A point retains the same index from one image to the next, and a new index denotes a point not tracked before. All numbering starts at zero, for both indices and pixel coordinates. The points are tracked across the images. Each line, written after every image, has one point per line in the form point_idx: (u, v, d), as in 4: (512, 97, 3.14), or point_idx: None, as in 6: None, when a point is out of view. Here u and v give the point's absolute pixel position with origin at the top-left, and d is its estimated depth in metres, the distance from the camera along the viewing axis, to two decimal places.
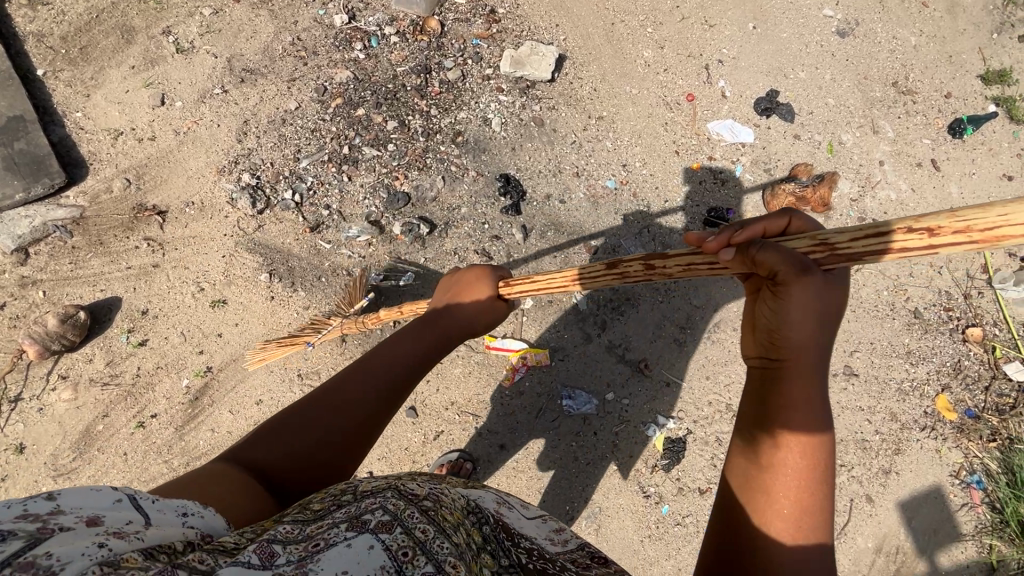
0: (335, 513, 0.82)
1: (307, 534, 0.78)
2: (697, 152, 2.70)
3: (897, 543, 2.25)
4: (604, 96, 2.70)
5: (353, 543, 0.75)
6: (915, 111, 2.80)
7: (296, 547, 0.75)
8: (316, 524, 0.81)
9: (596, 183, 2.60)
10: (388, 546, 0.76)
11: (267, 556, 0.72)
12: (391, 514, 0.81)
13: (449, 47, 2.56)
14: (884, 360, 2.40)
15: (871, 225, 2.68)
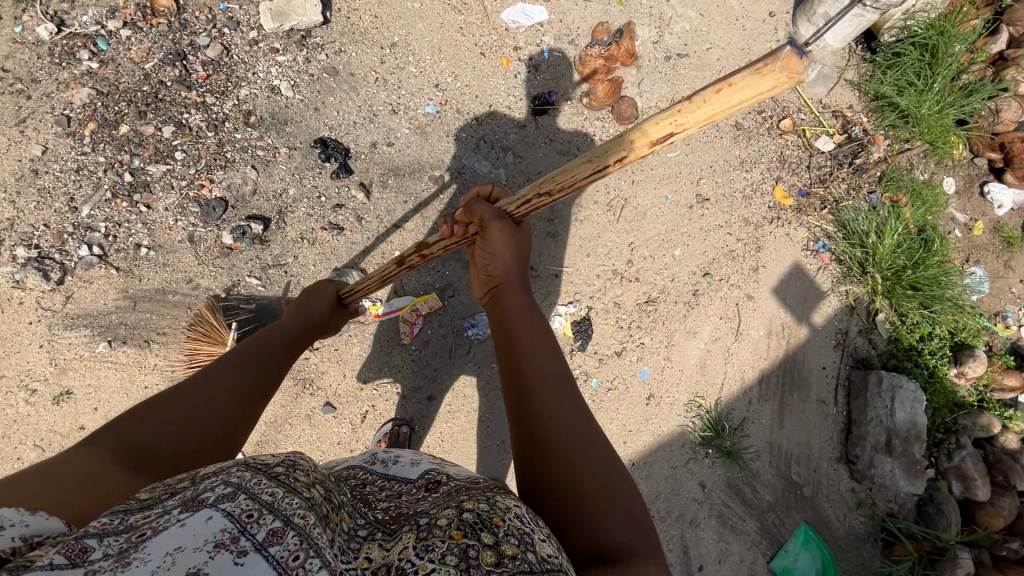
0: (166, 501, 0.77)
1: (130, 523, 0.73)
2: (502, 47, 2.64)
3: (783, 322, 2.56)
4: (388, 20, 2.53)
5: (187, 523, 0.71)
6: None
7: (114, 542, 0.70)
8: (140, 513, 0.75)
9: (416, 112, 2.49)
10: (230, 511, 0.72)
11: (77, 554, 0.66)
12: (233, 484, 0.77)
13: (195, 21, 2.23)
14: (724, 178, 2.65)
15: (678, 61, 2.82)
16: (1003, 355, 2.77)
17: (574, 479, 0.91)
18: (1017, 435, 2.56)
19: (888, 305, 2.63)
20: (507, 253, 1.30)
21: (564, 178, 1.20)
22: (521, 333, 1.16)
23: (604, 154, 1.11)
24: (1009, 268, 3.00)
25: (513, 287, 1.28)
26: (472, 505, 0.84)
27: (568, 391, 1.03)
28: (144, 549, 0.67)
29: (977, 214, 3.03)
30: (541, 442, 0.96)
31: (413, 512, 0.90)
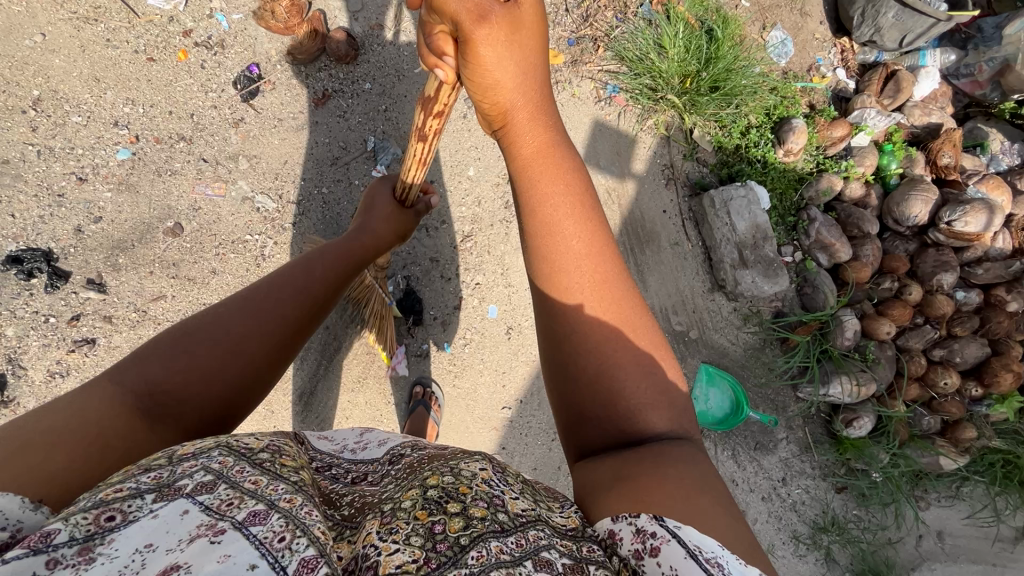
0: (141, 476, 0.65)
1: (102, 497, 0.61)
2: (170, 40, 2.20)
3: (606, 188, 2.39)
4: (16, 75, 2.05)
5: (161, 512, 0.60)
6: None
7: (82, 521, 0.59)
8: (113, 488, 0.63)
9: (108, 166, 2.06)
10: (208, 505, 0.62)
11: (40, 541, 0.55)
12: (215, 472, 0.66)
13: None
14: None
15: None
16: (827, 108, 2.66)
17: (607, 371, 0.91)
18: (860, 182, 2.53)
19: (699, 117, 2.44)
20: (507, 76, 0.91)
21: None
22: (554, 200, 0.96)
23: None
24: (806, 15, 2.82)
25: (530, 128, 0.97)
26: (435, 480, 0.75)
27: (605, 277, 0.95)
28: (111, 543, 0.57)
29: None
30: (577, 340, 0.93)
31: (377, 501, 0.77)
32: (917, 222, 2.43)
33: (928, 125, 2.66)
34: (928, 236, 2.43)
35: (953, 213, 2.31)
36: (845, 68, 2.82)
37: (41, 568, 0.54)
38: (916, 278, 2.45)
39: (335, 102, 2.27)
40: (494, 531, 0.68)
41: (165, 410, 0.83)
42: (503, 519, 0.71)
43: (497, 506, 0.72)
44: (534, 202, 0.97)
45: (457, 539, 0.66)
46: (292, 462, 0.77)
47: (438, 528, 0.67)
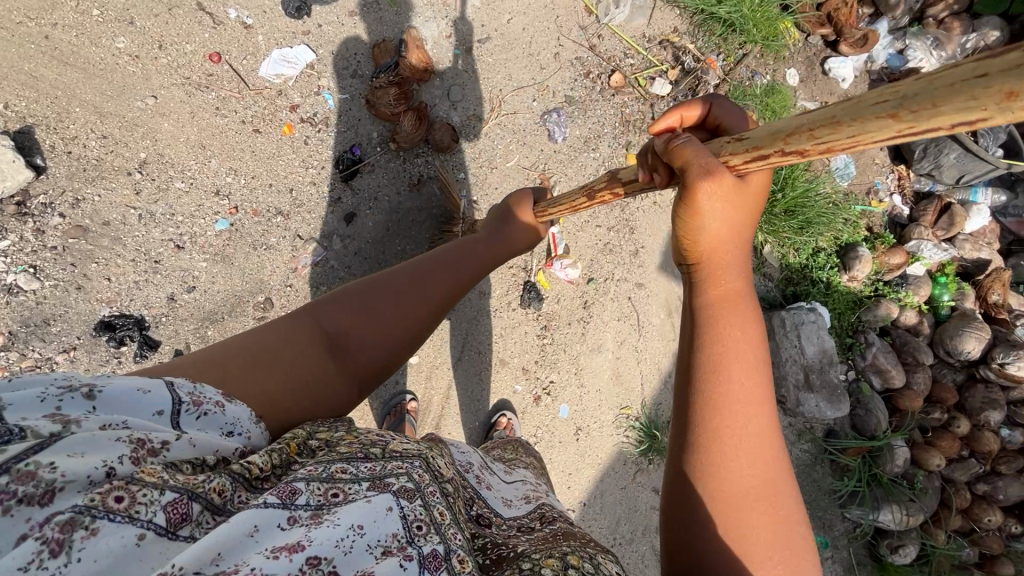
0: (360, 463, 0.84)
1: (332, 472, 0.81)
2: (277, 112, 2.24)
3: (679, 295, 2.45)
4: (124, 136, 2.06)
5: (372, 499, 0.78)
6: None
7: (315, 489, 0.76)
8: (340, 465, 0.83)
9: (204, 235, 2.07)
10: (405, 512, 0.78)
11: (287, 495, 0.73)
12: (415, 483, 0.85)
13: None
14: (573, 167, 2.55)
15: (478, 49, 2.53)
16: (885, 235, 2.78)
17: (735, 508, 0.93)
18: (914, 310, 2.65)
19: (770, 235, 2.54)
20: (712, 230, 1.01)
21: (831, 136, 0.83)
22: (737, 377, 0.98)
23: (928, 114, 0.69)
24: None
25: (722, 269, 1.04)
26: (576, 562, 0.85)
27: (748, 419, 0.97)
28: (335, 513, 0.74)
29: (824, 97, 2.98)
30: (714, 467, 0.95)
31: (514, 553, 0.88)
32: (969, 358, 2.53)
33: (977, 260, 2.80)
34: (978, 370, 2.54)
35: (1007, 355, 2.43)
36: (901, 195, 2.97)
37: (281, 520, 0.70)
38: (963, 410, 2.54)
39: (432, 187, 2.34)
40: None
41: (335, 347, 1.13)
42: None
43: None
44: (710, 330, 1.00)
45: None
46: (456, 491, 0.98)
47: None
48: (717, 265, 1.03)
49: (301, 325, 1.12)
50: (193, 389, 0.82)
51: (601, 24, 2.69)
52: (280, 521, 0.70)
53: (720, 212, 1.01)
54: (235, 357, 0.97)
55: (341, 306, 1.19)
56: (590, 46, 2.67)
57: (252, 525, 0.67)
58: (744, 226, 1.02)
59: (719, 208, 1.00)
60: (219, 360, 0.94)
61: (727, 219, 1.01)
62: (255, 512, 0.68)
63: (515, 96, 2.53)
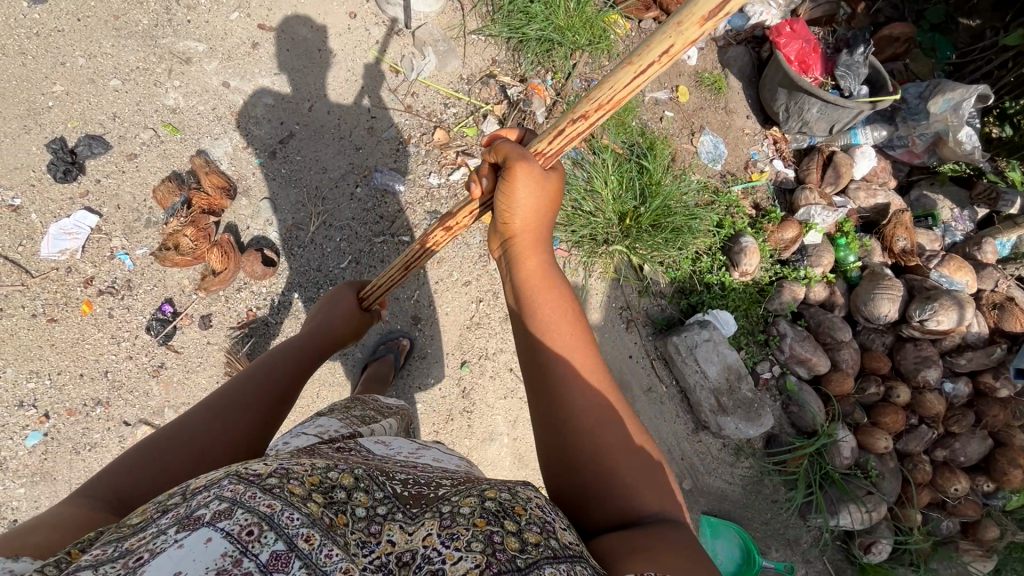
0: (160, 520, 0.65)
1: (126, 548, 0.62)
2: (70, 291, 2.03)
3: None
4: None
5: (184, 539, 0.60)
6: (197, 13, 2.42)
7: (110, 570, 0.59)
8: (133, 534, 0.64)
9: (19, 456, 1.89)
10: (229, 532, 0.61)
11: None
12: (229, 499, 0.65)
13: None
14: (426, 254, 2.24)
15: (283, 148, 2.32)
16: (772, 208, 2.59)
17: (597, 446, 0.88)
18: (822, 283, 2.45)
19: (647, 256, 2.32)
20: (522, 212, 1.02)
21: (602, 95, 1.15)
22: (552, 329, 0.97)
23: (647, 53, 1.05)
24: (731, 112, 2.78)
25: (529, 254, 1.04)
26: (492, 493, 0.75)
27: (592, 372, 0.94)
28: (144, 572, 0.58)
29: (675, 79, 2.77)
30: (579, 439, 0.89)
31: (436, 494, 0.77)
32: (888, 320, 2.33)
33: (876, 206, 2.59)
34: (903, 330, 2.34)
35: (923, 310, 2.22)
36: (781, 158, 2.76)
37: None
38: (899, 376, 2.34)
39: (264, 317, 2.13)
40: (550, 555, 0.67)
41: (136, 497, 0.89)
42: (555, 546, 0.69)
43: (548, 532, 0.71)
44: (534, 309, 1.00)
45: (514, 556, 0.65)
46: (321, 467, 0.75)
47: (496, 537, 0.67)
48: (535, 247, 1.05)
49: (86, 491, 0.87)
50: None
51: (411, 80, 2.50)
52: None
53: (528, 198, 1.01)
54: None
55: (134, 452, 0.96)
56: (406, 106, 2.46)
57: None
58: (545, 220, 1.04)
59: (528, 194, 1.00)
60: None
61: (534, 207, 1.02)
62: None
63: (335, 186, 2.32)
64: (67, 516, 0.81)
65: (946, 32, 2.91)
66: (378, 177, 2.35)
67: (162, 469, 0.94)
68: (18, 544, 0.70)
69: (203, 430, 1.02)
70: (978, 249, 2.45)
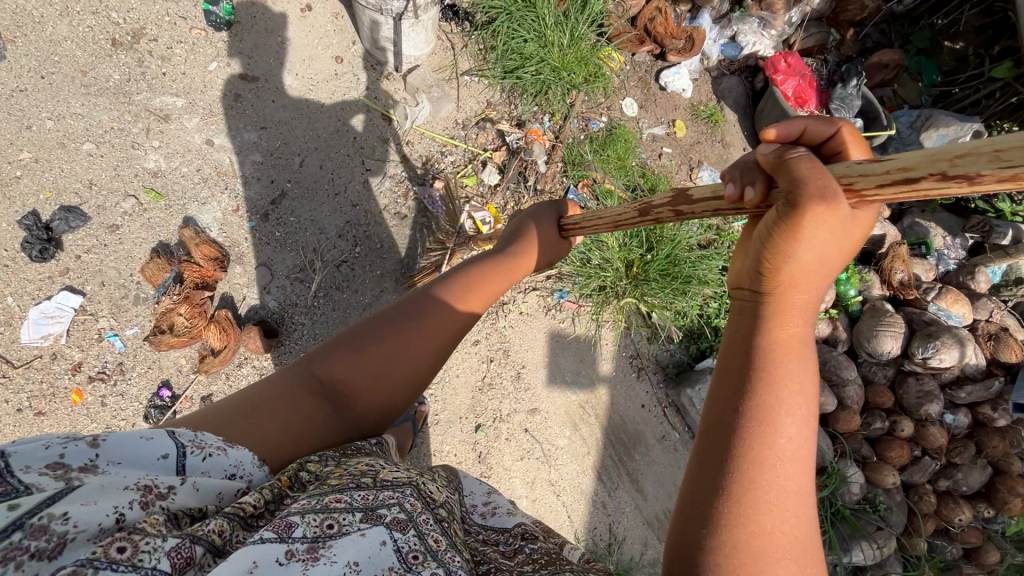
0: (354, 492, 0.73)
1: (326, 503, 0.70)
2: (58, 380, 1.92)
3: (580, 403, 2.24)
4: None
5: (366, 532, 0.68)
6: (171, 62, 2.26)
7: (311, 522, 0.66)
8: (333, 494, 0.72)
9: None
10: (400, 547, 0.68)
11: (284, 530, 0.64)
12: (406, 513, 0.73)
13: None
14: None
15: (276, 209, 2.21)
16: None
17: (766, 533, 0.67)
18: (825, 320, 2.48)
19: (653, 305, 2.31)
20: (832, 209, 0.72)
21: (779, 195, 0.81)
22: (786, 362, 0.71)
23: (836, 182, 0.71)
24: (727, 145, 2.78)
25: (795, 302, 0.73)
26: (585, 574, 0.76)
27: (808, 446, 0.70)
28: (331, 548, 0.64)
29: (670, 114, 2.74)
30: (755, 532, 0.67)
31: (516, 569, 0.77)
32: (891, 356, 2.37)
33: (872, 237, 2.62)
34: (904, 364, 2.38)
35: (926, 348, 2.26)
36: None
37: (281, 556, 0.62)
38: (903, 409, 2.39)
39: None
40: None
41: (341, 397, 0.95)
42: None
43: None
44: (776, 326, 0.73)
45: None
46: (450, 513, 0.83)
47: None
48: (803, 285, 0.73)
49: (305, 365, 0.96)
50: (195, 436, 0.73)
51: (405, 128, 2.39)
52: (278, 557, 0.61)
53: (813, 203, 0.77)
54: (226, 408, 0.85)
55: (338, 350, 0.98)
56: (402, 157, 2.37)
57: (252, 562, 0.59)
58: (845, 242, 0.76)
59: (814, 195, 0.76)
60: (248, 406, 0.86)
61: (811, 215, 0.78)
62: (251, 547, 0.60)
63: (333, 247, 2.22)
64: (286, 393, 0.91)
65: (931, 56, 2.91)
66: (378, 234, 2.27)
67: (363, 350, 0.97)
68: (252, 441, 0.81)
69: (401, 351, 0.98)
70: (972, 279, 2.52)
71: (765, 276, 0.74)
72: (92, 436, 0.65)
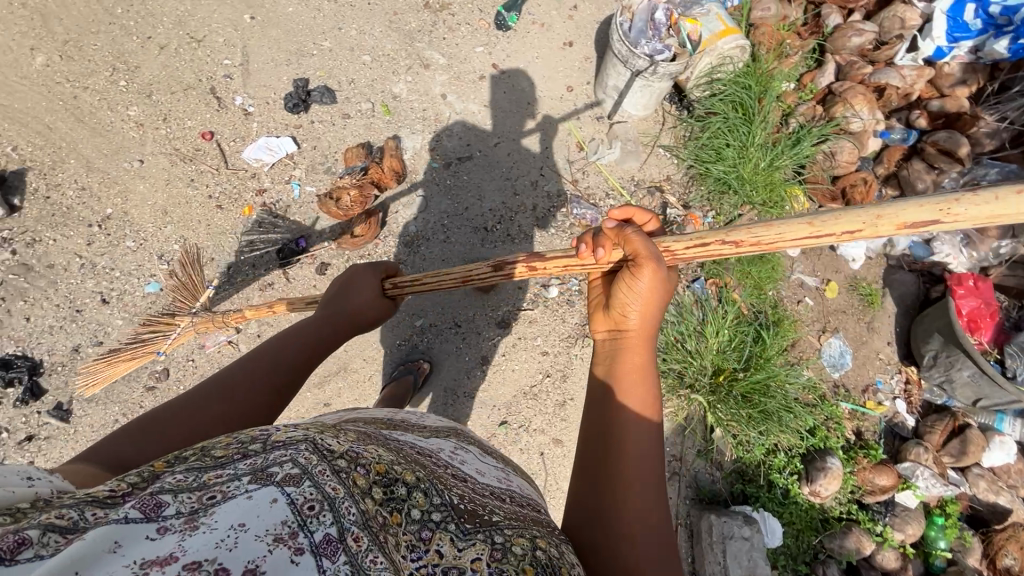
0: (238, 463, 0.66)
1: (203, 482, 0.64)
2: (243, 191, 2.38)
3: None
4: (102, 189, 2.28)
5: (253, 495, 0.61)
6: (457, 25, 2.85)
7: (185, 501, 0.60)
8: (213, 471, 0.65)
9: (133, 296, 2.16)
10: (296, 504, 0.61)
11: (151, 509, 0.58)
12: (301, 467, 0.66)
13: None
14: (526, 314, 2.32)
15: (457, 165, 2.58)
16: (875, 444, 2.36)
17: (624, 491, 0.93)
18: (894, 551, 2.18)
19: (722, 420, 2.22)
20: (641, 310, 1.13)
21: (762, 233, 1.28)
22: (632, 393, 1.03)
23: (829, 222, 1.20)
24: (873, 331, 2.63)
25: (640, 341, 1.12)
26: (543, 544, 0.81)
27: (646, 440, 0.98)
28: (211, 515, 0.58)
29: (828, 273, 2.70)
30: (615, 467, 0.95)
31: (490, 518, 0.81)
32: None
33: (991, 503, 2.31)
34: None
35: None
36: (906, 401, 2.53)
37: (151, 534, 0.56)
38: None
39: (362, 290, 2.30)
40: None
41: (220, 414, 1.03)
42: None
43: None
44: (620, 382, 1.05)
45: None
46: (382, 458, 0.76)
47: None
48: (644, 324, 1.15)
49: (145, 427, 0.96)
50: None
51: (590, 160, 2.69)
52: (148, 534, 0.56)
53: (655, 302, 1.14)
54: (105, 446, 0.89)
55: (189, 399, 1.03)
56: (572, 181, 2.64)
57: (113, 542, 0.53)
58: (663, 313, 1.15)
59: (655, 295, 1.13)
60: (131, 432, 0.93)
61: (655, 309, 1.14)
62: (112, 528, 0.54)
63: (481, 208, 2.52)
64: (141, 436, 0.94)
65: None
66: (520, 225, 2.52)
67: (216, 392, 1.06)
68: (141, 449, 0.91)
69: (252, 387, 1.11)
70: None
71: (618, 323, 1.14)
72: None
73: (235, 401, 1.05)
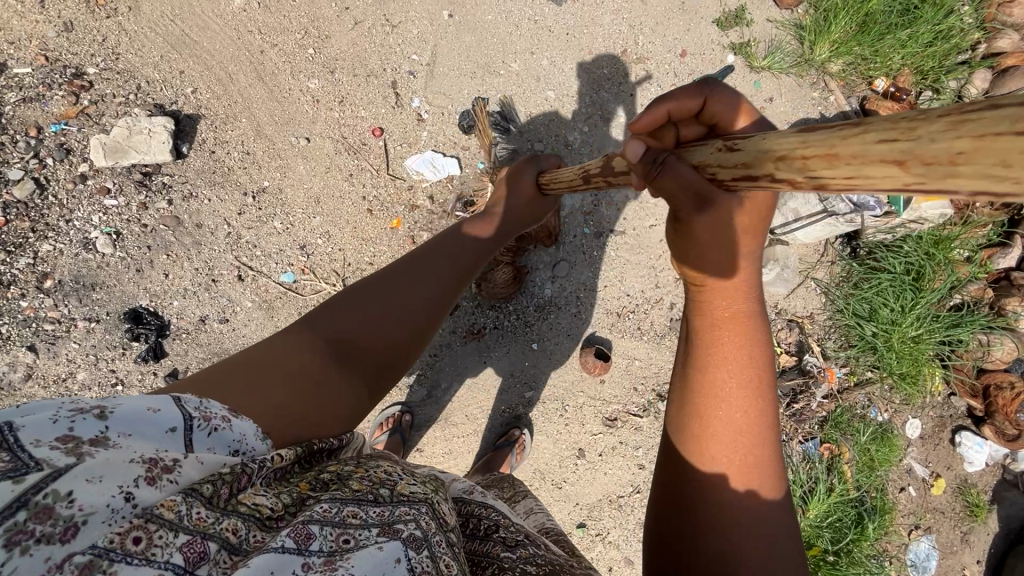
0: (370, 510, 0.77)
1: (343, 518, 0.73)
2: (397, 204, 2.33)
3: None
4: (263, 159, 2.21)
5: (384, 546, 0.70)
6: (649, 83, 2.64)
7: (327, 536, 0.69)
8: (350, 509, 0.75)
9: (268, 281, 2.18)
10: (412, 566, 0.70)
11: (301, 540, 0.67)
12: (422, 533, 0.76)
13: (12, 145, 1.97)
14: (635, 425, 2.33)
15: (610, 237, 2.31)
16: None
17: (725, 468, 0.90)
18: None
19: None
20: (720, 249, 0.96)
21: None
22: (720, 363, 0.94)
23: None
24: (965, 543, 2.57)
25: (729, 287, 0.98)
26: None
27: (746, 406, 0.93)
28: (347, 560, 0.67)
29: (939, 467, 2.57)
30: (709, 447, 0.92)
31: None
32: None
33: None
34: None
35: None
36: None
37: (298, 566, 0.64)
38: None
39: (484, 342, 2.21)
40: None
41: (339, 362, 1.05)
42: None
43: None
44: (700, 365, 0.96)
45: None
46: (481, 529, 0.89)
47: None
48: (726, 319, 0.97)
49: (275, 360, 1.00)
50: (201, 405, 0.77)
51: None
52: (295, 567, 0.64)
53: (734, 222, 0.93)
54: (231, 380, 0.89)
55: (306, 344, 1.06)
56: None
57: (271, 572, 0.61)
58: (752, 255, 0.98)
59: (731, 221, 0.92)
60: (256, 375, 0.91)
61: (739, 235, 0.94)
62: (270, 555, 0.63)
63: (621, 297, 2.32)
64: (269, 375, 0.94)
65: None
66: None
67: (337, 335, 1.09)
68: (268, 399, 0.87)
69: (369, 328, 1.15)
70: None
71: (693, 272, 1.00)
72: (101, 409, 0.67)
73: (363, 337, 1.12)
